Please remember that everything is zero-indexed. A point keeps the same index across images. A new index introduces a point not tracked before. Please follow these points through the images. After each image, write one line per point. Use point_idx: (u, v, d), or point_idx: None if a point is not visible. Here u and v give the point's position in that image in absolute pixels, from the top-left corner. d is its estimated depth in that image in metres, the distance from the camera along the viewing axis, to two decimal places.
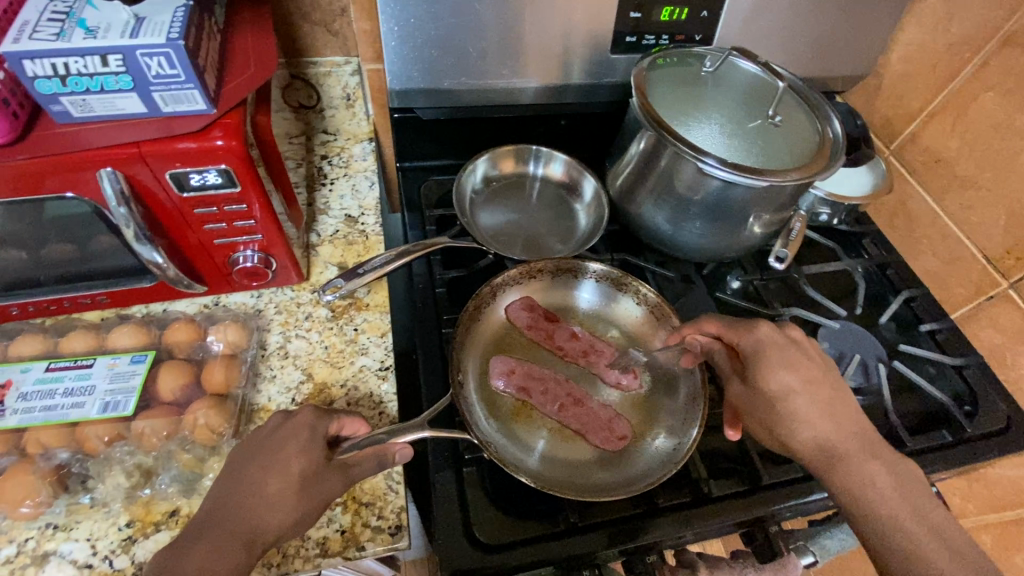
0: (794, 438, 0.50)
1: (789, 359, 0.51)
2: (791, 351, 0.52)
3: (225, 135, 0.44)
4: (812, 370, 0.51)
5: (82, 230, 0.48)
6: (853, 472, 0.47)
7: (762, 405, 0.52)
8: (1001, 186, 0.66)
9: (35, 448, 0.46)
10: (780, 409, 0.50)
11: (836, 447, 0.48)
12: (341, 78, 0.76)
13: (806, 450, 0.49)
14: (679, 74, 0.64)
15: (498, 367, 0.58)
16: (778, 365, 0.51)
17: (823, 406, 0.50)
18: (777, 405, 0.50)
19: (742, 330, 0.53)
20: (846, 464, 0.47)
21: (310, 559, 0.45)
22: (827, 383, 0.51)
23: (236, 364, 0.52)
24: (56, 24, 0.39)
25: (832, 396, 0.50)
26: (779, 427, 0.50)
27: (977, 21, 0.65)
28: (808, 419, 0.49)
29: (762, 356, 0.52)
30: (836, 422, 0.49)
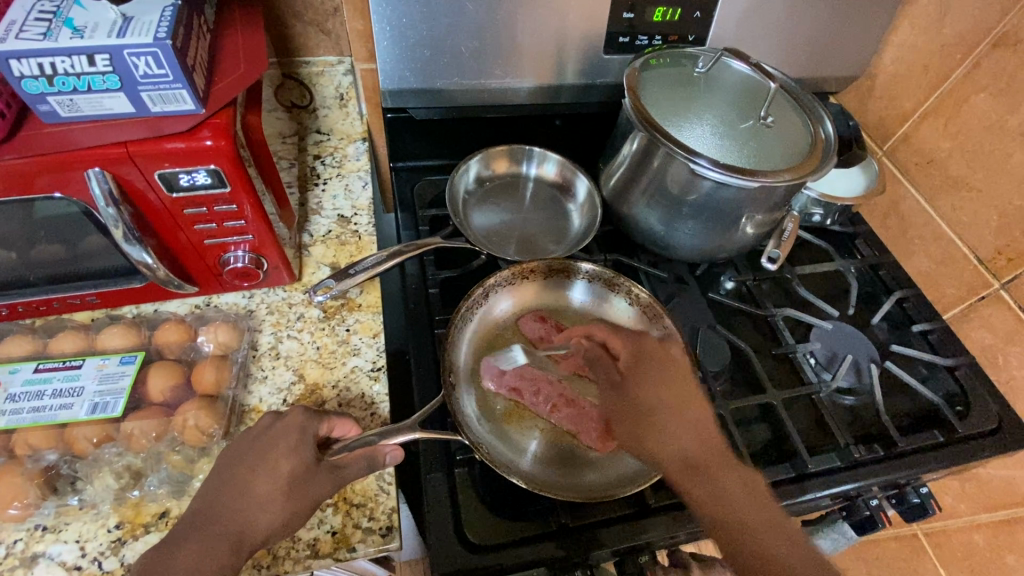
0: (658, 448, 0.51)
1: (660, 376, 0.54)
2: (667, 368, 0.55)
3: (214, 135, 0.44)
4: (658, 374, 0.55)
5: (72, 230, 0.48)
6: (711, 486, 0.49)
7: (633, 417, 0.53)
8: (992, 186, 0.66)
9: (24, 449, 0.45)
10: (647, 415, 0.53)
11: (683, 458, 0.50)
12: (334, 78, 0.74)
13: (669, 460, 0.50)
14: (671, 75, 0.64)
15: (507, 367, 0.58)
16: (651, 372, 0.55)
17: (662, 415, 0.53)
18: (641, 411, 0.53)
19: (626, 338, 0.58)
20: (707, 478, 0.49)
21: (300, 561, 0.45)
22: (674, 387, 0.54)
23: (227, 364, 0.52)
24: (42, 24, 0.39)
25: (672, 400, 0.53)
26: (642, 436, 0.52)
27: (970, 22, 0.65)
28: (670, 433, 0.51)
29: (638, 368, 0.55)
30: (636, 431, 0.52)
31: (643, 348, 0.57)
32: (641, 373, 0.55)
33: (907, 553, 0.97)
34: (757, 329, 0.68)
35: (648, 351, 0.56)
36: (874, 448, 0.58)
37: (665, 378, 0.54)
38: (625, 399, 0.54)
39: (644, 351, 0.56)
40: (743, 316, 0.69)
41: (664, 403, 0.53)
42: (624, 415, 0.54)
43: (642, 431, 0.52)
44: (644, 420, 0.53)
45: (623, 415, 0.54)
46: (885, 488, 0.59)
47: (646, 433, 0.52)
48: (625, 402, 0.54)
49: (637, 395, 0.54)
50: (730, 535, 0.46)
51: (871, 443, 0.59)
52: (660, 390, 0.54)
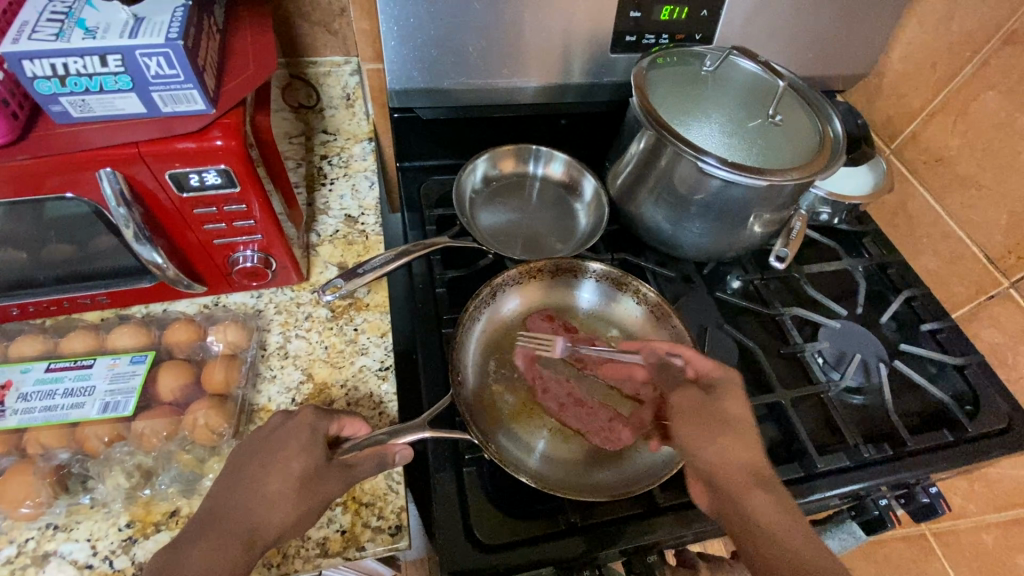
0: (718, 457, 0.47)
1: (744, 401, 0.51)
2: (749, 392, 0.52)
3: (225, 135, 0.44)
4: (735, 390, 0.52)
5: (82, 231, 0.48)
6: (771, 501, 0.45)
7: (707, 418, 0.50)
8: (1002, 184, 0.65)
9: (35, 448, 0.46)
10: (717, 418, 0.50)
11: (741, 471, 0.46)
12: (341, 78, 0.75)
13: (730, 464, 0.47)
14: (679, 73, 0.64)
15: (559, 352, 0.60)
16: (737, 394, 0.51)
17: (729, 425, 0.49)
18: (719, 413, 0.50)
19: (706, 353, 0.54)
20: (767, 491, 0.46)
21: (310, 559, 0.45)
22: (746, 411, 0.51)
23: (236, 364, 0.52)
24: (55, 25, 0.39)
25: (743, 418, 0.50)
26: (701, 438, 0.48)
27: (979, 19, 0.64)
28: (733, 444, 0.48)
29: (725, 385, 0.52)
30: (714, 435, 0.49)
31: (728, 372, 0.53)
32: (725, 390, 0.51)
33: (916, 553, 0.96)
34: (765, 328, 0.68)
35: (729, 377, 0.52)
36: (883, 448, 0.58)
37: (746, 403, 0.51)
38: (705, 403, 0.50)
39: (725, 376, 0.52)
40: (751, 315, 0.69)
41: (744, 423, 0.49)
42: (696, 417, 0.50)
43: (711, 434, 0.49)
44: (715, 426, 0.49)
45: (696, 420, 0.50)
46: (894, 488, 0.59)
47: (714, 438, 0.48)
48: (704, 409, 0.50)
49: (721, 410, 0.50)
50: (774, 545, 0.42)
51: (880, 442, 0.59)
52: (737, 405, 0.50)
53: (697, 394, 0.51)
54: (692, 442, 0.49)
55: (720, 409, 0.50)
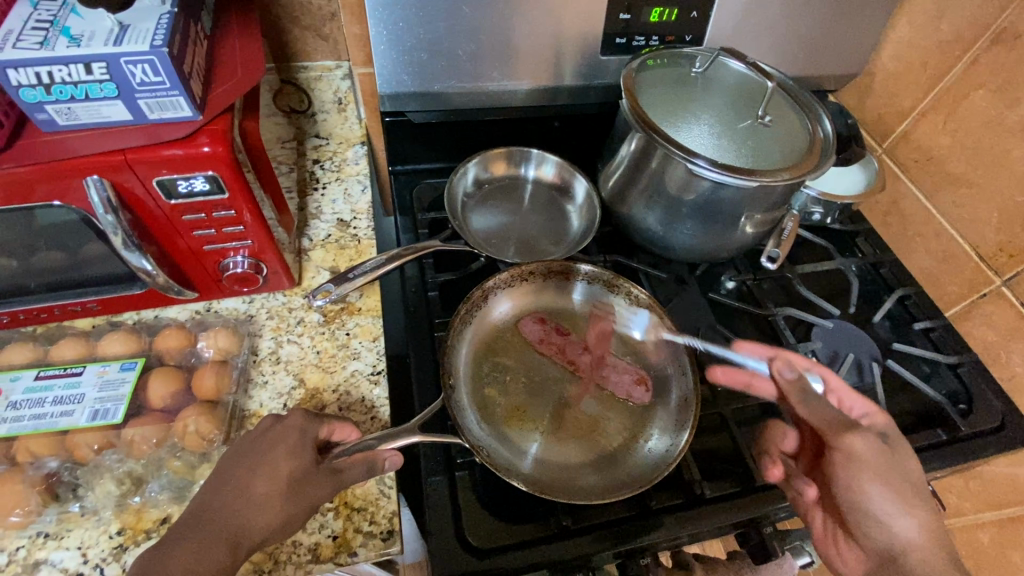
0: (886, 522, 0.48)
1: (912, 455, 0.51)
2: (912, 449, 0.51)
3: (212, 141, 0.44)
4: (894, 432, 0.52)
5: (71, 238, 0.48)
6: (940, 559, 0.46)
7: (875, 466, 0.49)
8: (993, 183, 0.65)
9: (25, 456, 0.45)
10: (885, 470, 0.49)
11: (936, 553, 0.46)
12: (333, 83, 0.75)
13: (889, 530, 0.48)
14: (669, 75, 0.64)
15: (637, 334, 0.63)
16: (908, 450, 0.51)
17: (908, 493, 0.48)
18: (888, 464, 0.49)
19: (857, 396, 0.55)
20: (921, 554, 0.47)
21: (302, 565, 0.45)
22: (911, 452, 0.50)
23: (227, 370, 0.52)
24: (39, 33, 0.39)
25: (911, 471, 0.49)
26: (874, 492, 0.49)
27: (967, 19, 0.65)
28: (923, 519, 0.47)
29: (896, 438, 0.52)
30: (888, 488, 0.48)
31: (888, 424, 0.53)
32: (899, 443, 0.51)
33: None
34: (759, 328, 0.68)
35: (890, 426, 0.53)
36: None
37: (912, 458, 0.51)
38: (887, 457, 0.49)
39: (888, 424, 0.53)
40: (744, 316, 0.69)
41: (914, 480, 0.49)
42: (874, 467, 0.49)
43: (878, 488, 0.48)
44: (904, 497, 0.48)
45: (874, 474, 0.49)
46: None
47: (886, 499, 0.48)
48: (887, 463, 0.49)
49: (904, 466, 0.49)
50: None
51: None
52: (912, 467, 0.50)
53: (879, 445, 0.50)
54: (872, 502, 0.49)
55: (899, 466, 0.49)
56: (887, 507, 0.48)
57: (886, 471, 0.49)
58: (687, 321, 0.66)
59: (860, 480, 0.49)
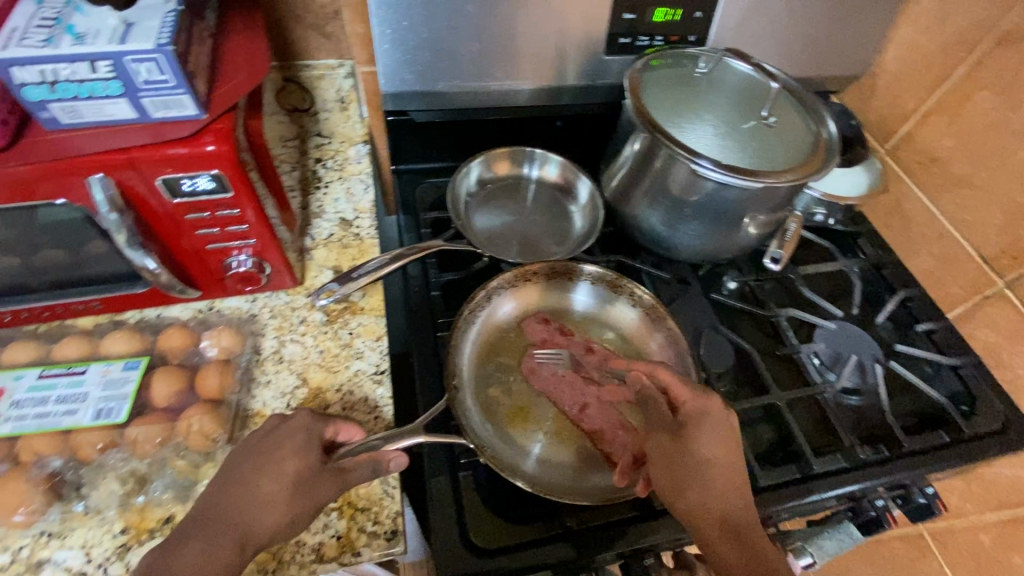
0: (695, 509, 0.47)
1: (725, 435, 0.50)
2: (730, 429, 0.50)
3: (216, 140, 0.44)
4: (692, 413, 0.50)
5: (76, 237, 0.48)
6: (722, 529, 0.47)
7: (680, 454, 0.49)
8: (996, 185, 0.66)
9: (28, 455, 0.45)
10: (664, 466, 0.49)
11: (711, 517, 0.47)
12: (335, 81, 0.76)
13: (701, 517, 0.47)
14: (673, 75, 0.64)
15: (581, 301, 0.65)
16: (713, 433, 0.49)
17: (731, 483, 0.48)
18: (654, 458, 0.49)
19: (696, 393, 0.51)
20: (717, 517, 0.47)
21: (305, 565, 0.45)
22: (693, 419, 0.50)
23: (230, 370, 0.52)
24: (44, 31, 0.39)
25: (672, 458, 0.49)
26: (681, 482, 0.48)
27: (971, 20, 0.65)
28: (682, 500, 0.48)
29: (697, 421, 0.50)
30: (692, 480, 0.48)
31: (706, 404, 0.50)
32: (701, 429, 0.49)
33: (913, 553, 0.97)
34: (761, 329, 0.68)
35: (700, 411, 0.50)
36: (880, 449, 0.58)
37: (725, 438, 0.49)
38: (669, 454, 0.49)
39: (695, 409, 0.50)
40: (747, 316, 0.69)
41: (719, 466, 0.48)
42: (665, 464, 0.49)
43: (685, 483, 0.48)
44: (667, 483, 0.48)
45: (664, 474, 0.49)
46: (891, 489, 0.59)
47: (690, 492, 0.48)
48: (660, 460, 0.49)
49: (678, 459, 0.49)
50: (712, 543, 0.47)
51: (877, 443, 0.59)
52: (713, 447, 0.49)
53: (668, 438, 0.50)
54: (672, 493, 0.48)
55: (694, 455, 0.49)
56: (695, 495, 0.48)
57: (681, 463, 0.49)
58: (689, 320, 0.66)
59: (663, 474, 0.48)
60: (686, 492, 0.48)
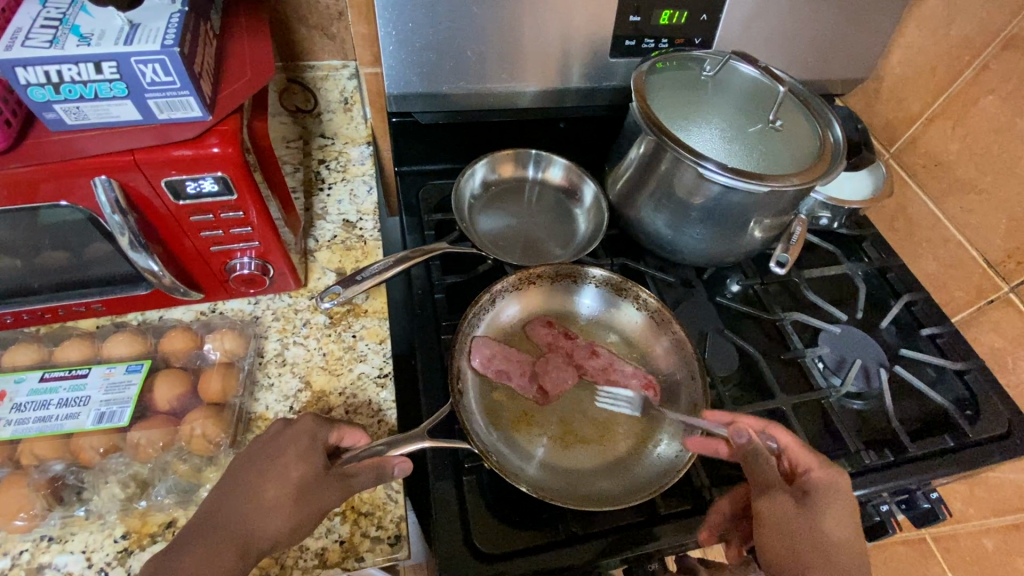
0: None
1: (853, 520, 0.45)
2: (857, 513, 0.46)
3: (222, 142, 0.43)
4: (814, 482, 0.47)
5: (77, 237, 0.48)
6: None
7: (804, 531, 0.44)
8: (1002, 189, 0.65)
9: (30, 459, 0.45)
10: (790, 534, 0.44)
11: None
12: (339, 82, 0.75)
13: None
14: (679, 78, 0.64)
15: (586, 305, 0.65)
16: (838, 514, 0.45)
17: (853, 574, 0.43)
18: (784, 526, 0.44)
19: (830, 468, 0.47)
20: None
21: (308, 571, 0.44)
22: (828, 492, 0.46)
23: (233, 372, 0.52)
24: (49, 32, 0.39)
25: (795, 540, 0.44)
26: (804, 561, 0.43)
27: (977, 24, 0.65)
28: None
29: (823, 495, 0.46)
30: (818, 562, 0.43)
31: (836, 479, 0.47)
32: (826, 504, 0.45)
33: (916, 558, 0.97)
34: (765, 332, 0.68)
35: (829, 486, 0.46)
36: (884, 454, 0.58)
37: (851, 518, 0.46)
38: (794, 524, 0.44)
39: (824, 482, 0.46)
40: (751, 319, 0.68)
41: (842, 555, 0.43)
42: (787, 535, 0.44)
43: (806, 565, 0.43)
44: (790, 561, 0.43)
45: (782, 542, 0.44)
46: (895, 494, 0.59)
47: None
48: (782, 529, 0.44)
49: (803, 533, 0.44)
50: None
51: (880, 448, 0.59)
52: (840, 529, 0.45)
53: (790, 503, 0.45)
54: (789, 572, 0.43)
55: (823, 532, 0.44)
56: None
57: (807, 539, 0.44)
58: (693, 323, 0.66)
59: (781, 543, 0.44)
60: (799, 569, 0.43)
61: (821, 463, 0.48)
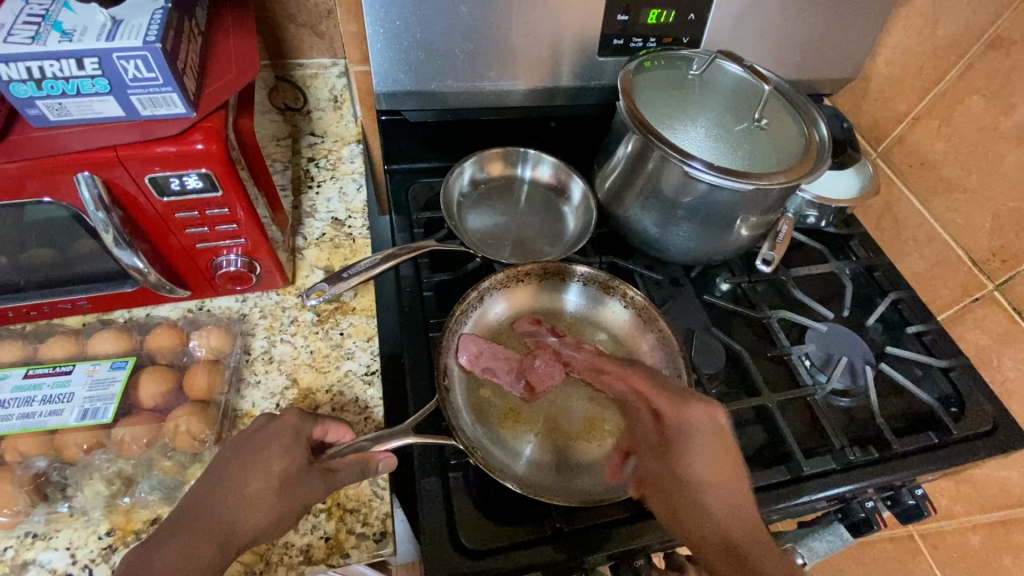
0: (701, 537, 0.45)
1: (716, 448, 0.47)
2: (722, 437, 0.47)
3: (206, 139, 0.43)
4: (669, 421, 0.49)
5: (62, 235, 0.47)
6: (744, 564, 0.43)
7: (671, 479, 0.47)
8: (986, 188, 0.66)
9: (13, 456, 0.45)
10: (666, 483, 0.47)
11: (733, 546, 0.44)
12: (328, 80, 0.76)
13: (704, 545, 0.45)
14: (667, 78, 0.64)
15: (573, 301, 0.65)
16: (701, 447, 0.47)
17: (732, 508, 0.45)
18: (663, 477, 0.48)
19: (676, 405, 0.49)
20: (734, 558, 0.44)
21: (293, 567, 0.45)
22: (672, 431, 0.48)
23: (219, 369, 0.52)
24: (31, 27, 0.39)
25: (666, 485, 0.47)
26: (682, 504, 0.46)
27: (963, 24, 0.65)
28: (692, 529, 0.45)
29: (676, 434, 0.48)
30: (692, 505, 0.46)
31: (683, 414, 0.48)
32: (685, 443, 0.47)
33: (904, 555, 0.97)
34: (753, 330, 0.68)
35: (693, 424, 0.48)
36: (869, 450, 0.58)
37: (713, 448, 0.47)
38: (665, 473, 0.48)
39: (688, 420, 0.48)
40: (739, 317, 0.69)
41: (716, 487, 0.46)
42: (660, 485, 0.48)
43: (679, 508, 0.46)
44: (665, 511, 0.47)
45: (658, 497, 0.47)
46: (881, 491, 0.59)
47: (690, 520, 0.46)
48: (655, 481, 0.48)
49: (667, 478, 0.47)
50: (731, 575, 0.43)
51: (866, 445, 0.60)
52: (705, 461, 0.47)
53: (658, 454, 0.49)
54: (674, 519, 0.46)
55: (686, 470, 0.47)
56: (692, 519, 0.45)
57: (672, 483, 0.47)
58: (681, 321, 0.66)
59: (661, 504, 0.47)
60: (682, 526, 0.46)
61: (678, 403, 0.49)
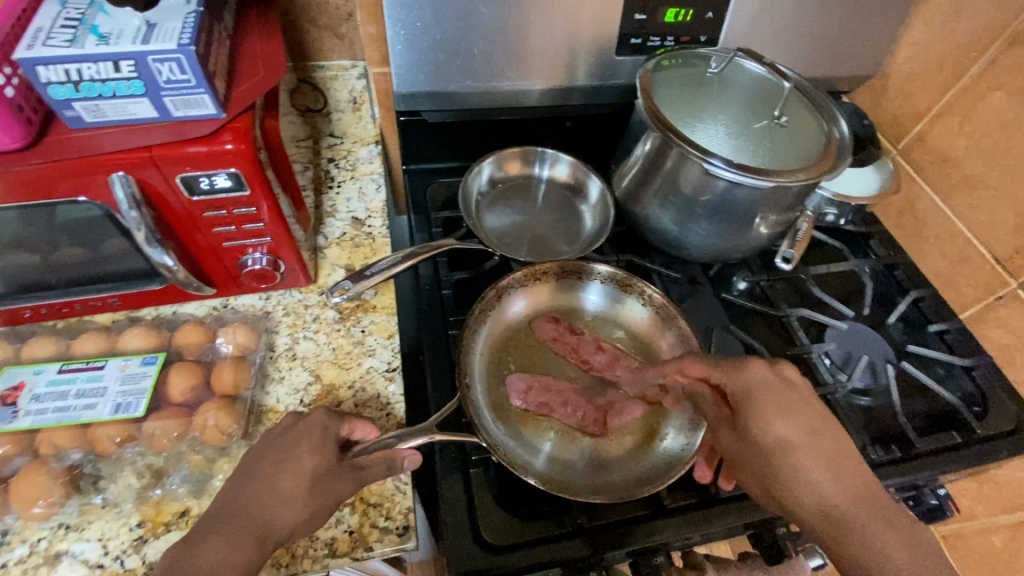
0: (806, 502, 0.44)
1: (789, 405, 0.47)
2: (791, 393, 0.47)
3: (235, 139, 0.44)
4: (738, 389, 0.49)
5: (93, 234, 0.49)
6: (853, 525, 0.42)
7: (753, 452, 0.47)
8: (1009, 185, 0.65)
9: (48, 448, 0.46)
10: (758, 454, 0.47)
11: (841, 506, 0.43)
12: (349, 82, 0.77)
13: (808, 514, 0.44)
14: (686, 75, 0.64)
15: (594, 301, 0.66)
16: (772, 408, 0.47)
17: (828, 460, 0.45)
18: (753, 451, 0.47)
19: (732, 368, 0.49)
20: (842, 521, 0.42)
21: (319, 560, 0.45)
22: (744, 395, 0.48)
23: (245, 365, 0.53)
24: (69, 31, 0.40)
25: (757, 456, 0.47)
26: (778, 471, 0.46)
27: (984, 20, 0.65)
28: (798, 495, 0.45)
29: (742, 398, 0.48)
30: (789, 471, 0.45)
31: (746, 377, 0.48)
32: (756, 405, 0.47)
33: None
34: (771, 329, 0.68)
35: (757, 384, 0.48)
36: (891, 450, 0.58)
37: (790, 408, 0.47)
38: (746, 445, 0.48)
39: (753, 381, 0.48)
40: (757, 316, 0.68)
41: (799, 446, 0.46)
42: (748, 458, 0.48)
43: (772, 476, 0.46)
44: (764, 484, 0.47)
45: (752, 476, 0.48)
46: (903, 491, 0.59)
47: (791, 485, 0.45)
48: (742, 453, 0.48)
49: (751, 447, 0.47)
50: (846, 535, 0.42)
51: (887, 443, 0.59)
52: (786, 421, 0.47)
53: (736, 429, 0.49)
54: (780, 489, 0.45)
55: (768, 434, 0.47)
56: (790, 484, 0.45)
57: (758, 454, 0.47)
58: (699, 320, 0.66)
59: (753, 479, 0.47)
60: (778, 494, 0.45)
61: (736, 369, 0.49)
